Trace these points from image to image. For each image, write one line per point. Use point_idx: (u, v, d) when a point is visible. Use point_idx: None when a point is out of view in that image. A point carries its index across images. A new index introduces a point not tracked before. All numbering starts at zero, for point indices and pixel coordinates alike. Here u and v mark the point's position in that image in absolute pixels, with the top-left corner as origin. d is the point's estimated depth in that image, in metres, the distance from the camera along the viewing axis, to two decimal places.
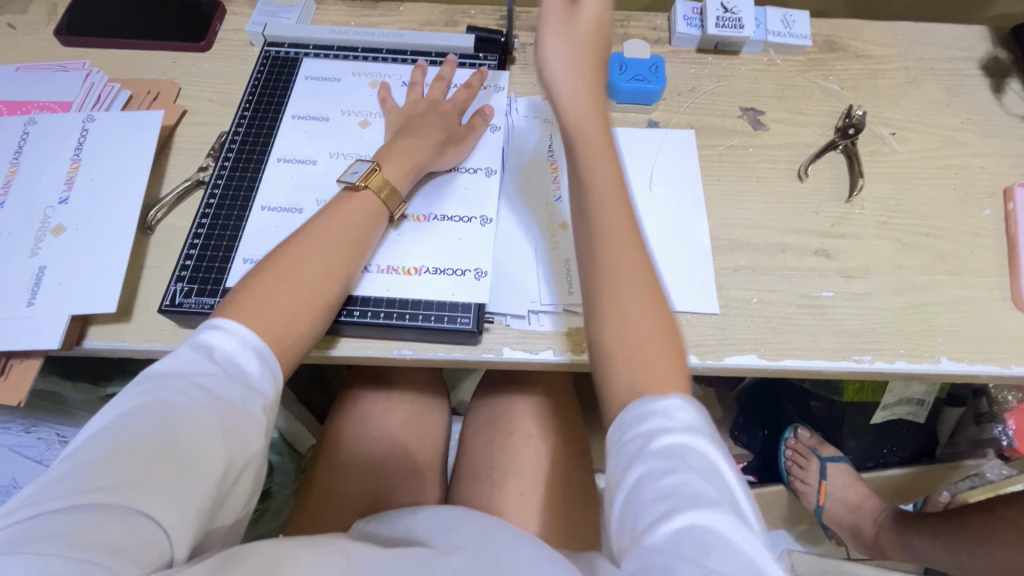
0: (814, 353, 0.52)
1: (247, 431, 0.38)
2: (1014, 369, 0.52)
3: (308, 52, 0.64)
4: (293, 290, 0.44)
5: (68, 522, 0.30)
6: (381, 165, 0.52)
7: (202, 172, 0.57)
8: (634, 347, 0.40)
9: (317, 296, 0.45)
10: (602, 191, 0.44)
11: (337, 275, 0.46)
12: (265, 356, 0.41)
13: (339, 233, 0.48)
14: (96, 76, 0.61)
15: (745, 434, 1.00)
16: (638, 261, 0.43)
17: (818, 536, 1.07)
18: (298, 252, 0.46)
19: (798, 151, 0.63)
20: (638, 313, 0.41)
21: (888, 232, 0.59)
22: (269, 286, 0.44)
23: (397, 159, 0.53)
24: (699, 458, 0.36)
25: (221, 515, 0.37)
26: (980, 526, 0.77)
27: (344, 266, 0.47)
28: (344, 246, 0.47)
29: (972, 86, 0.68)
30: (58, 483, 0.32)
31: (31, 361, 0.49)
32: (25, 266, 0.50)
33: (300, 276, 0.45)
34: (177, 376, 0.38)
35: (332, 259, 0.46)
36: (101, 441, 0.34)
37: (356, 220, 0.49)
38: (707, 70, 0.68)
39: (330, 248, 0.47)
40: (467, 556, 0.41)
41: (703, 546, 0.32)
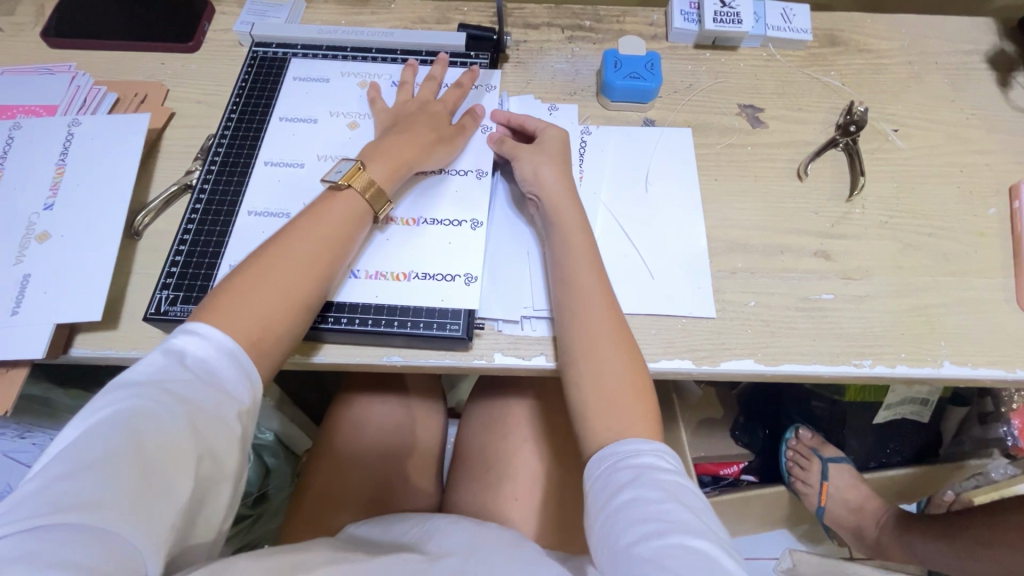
0: (813, 357, 0.51)
1: (221, 438, 0.38)
2: (1019, 372, 0.51)
3: (296, 52, 0.63)
4: (270, 291, 0.43)
5: (34, 543, 0.29)
6: (366, 164, 0.51)
7: (189, 177, 0.57)
8: (604, 385, 0.45)
9: (296, 296, 0.44)
10: (575, 259, 0.49)
11: (318, 274, 0.46)
12: (240, 360, 0.41)
13: (320, 232, 0.47)
14: (82, 79, 0.61)
15: (746, 435, 0.97)
16: (609, 318, 0.47)
17: (819, 536, 1.06)
18: (276, 253, 0.45)
19: (797, 149, 0.62)
20: (611, 370, 0.45)
21: (889, 232, 0.57)
22: (247, 289, 0.43)
23: (383, 159, 0.52)
24: (680, 488, 0.41)
25: (194, 526, 0.36)
26: (983, 530, 0.76)
27: (325, 264, 0.46)
28: (326, 245, 0.47)
29: (978, 80, 0.67)
30: (22, 502, 0.31)
31: (19, 370, 0.48)
32: (10, 274, 0.49)
33: (279, 277, 0.44)
34: (150, 386, 0.37)
35: (314, 257, 0.46)
36: (70, 457, 0.33)
37: (339, 219, 0.48)
38: (705, 66, 0.66)
39: (310, 248, 0.46)
40: (454, 560, 0.42)
41: (687, 558, 0.36)
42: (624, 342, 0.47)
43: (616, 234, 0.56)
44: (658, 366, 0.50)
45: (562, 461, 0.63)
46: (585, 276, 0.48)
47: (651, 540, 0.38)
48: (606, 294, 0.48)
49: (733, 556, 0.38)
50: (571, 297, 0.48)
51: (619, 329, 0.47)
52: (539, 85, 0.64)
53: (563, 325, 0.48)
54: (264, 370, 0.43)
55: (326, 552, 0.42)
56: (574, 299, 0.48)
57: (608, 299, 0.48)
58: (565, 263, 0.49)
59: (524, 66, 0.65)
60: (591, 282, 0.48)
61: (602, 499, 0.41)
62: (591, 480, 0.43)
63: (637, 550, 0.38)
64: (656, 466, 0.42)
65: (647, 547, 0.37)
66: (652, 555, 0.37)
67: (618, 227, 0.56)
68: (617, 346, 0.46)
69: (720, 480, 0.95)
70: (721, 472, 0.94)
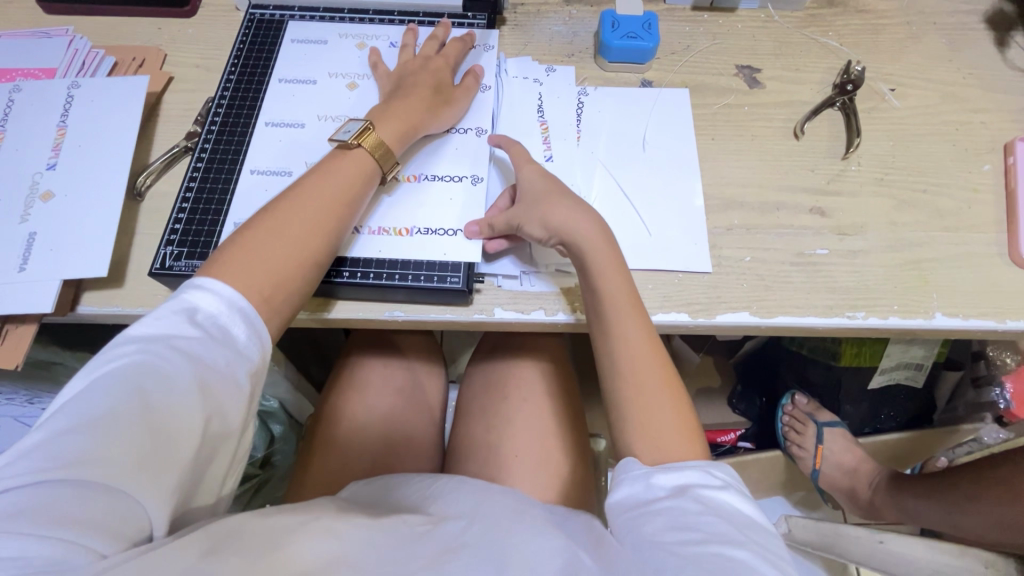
0: (807, 310, 0.52)
1: (229, 397, 0.38)
2: (1009, 323, 0.52)
3: (293, 14, 0.63)
4: (279, 251, 0.44)
5: (41, 496, 0.30)
6: (375, 125, 0.51)
7: (191, 139, 0.57)
8: (644, 400, 0.45)
9: (305, 255, 0.45)
10: (591, 244, 0.48)
11: (324, 233, 0.46)
12: (250, 317, 0.41)
13: (327, 193, 0.47)
14: (80, 42, 0.60)
15: (744, 403, 1.03)
16: (645, 337, 0.47)
17: (815, 502, 1.08)
18: (286, 215, 0.45)
19: (794, 109, 0.62)
20: (648, 394, 0.45)
21: (884, 189, 0.58)
22: (256, 246, 0.44)
23: (389, 119, 0.52)
24: (728, 506, 0.39)
25: (202, 482, 0.37)
26: (971, 485, 0.78)
27: (333, 225, 0.47)
28: (335, 205, 0.47)
29: (976, 40, 0.67)
30: (28, 454, 0.32)
31: (27, 327, 0.49)
32: (15, 232, 0.49)
33: (288, 237, 0.45)
34: (159, 341, 0.38)
35: (321, 217, 0.46)
36: (79, 410, 0.34)
37: (347, 177, 0.48)
38: (703, 28, 0.66)
39: (319, 209, 0.46)
40: (458, 524, 0.39)
41: (724, 569, 0.35)
42: (656, 367, 0.46)
43: (615, 194, 0.56)
44: (656, 319, 0.51)
45: (564, 418, 0.65)
46: (586, 234, 0.48)
47: (687, 545, 0.37)
48: (608, 245, 0.49)
49: (772, 567, 0.36)
50: (577, 258, 0.49)
51: (653, 349, 0.46)
52: (536, 47, 0.64)
53: (597, 336, 0.48)
54: (274, 328, 0.44)
55: (326, 511, 0.38)
56: (581, 256, 0.48)
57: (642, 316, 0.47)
58: (580, 248, 0.48)
59: (521, 28, 0.65)
60: (598, 255, 0.48)
61: (638, 502, 0.41)
62: (623, 481, 0.43)
63: (671, 551, 0.37)
64: (697, 480, 0.40)
65: (683, 552, 0.36)
66: (687, 559, 0.36)
67: (617, 187, 0.57)
68: (653, 369, 0.46)
69: (719, 446, 0.98)
70: (719, 439, 0.98)
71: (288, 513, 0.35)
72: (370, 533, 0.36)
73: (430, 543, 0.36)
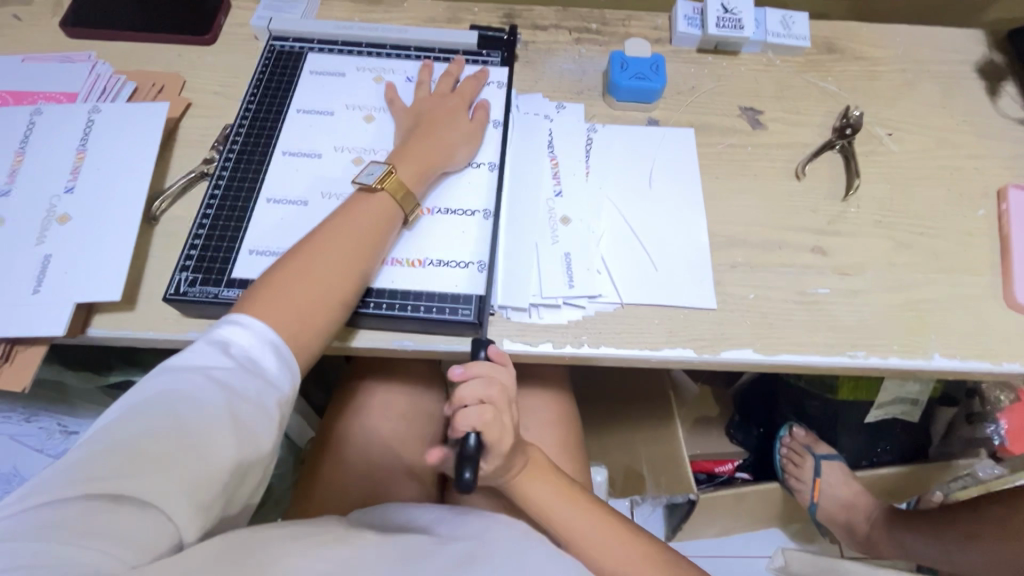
0: (809, 348, 0.53)
1: (260, 424, 0.39)
2: (1004, 365, 0.53)
3: (312, 47, 0.64)
4: (308, 289, 0.45)
5: (77, 510, 0.31)
6: (397, 167, 0.53)
7: (207, 165, 0.58)
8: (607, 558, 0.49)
9: (332, 294, 0.46)
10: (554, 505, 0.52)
11: (351, 271, 0.47)
12: (280, 350, 0.43)
13: (353, 232, 0.49)
14: (102, 67, 0.62)
15: (740, 433, 1.01)
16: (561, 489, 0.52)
17: (813, 535, 1.07)
18: (315, 255, 0.47)
19: (795, 150, 0.64)
20: (596, 548, 0.50)
21: (883, 230, 0.60)
22: (291, 283, 0.45)
23: (410, 161, 0.54)
24: None
25: (233, 504, 0.38)
26: (968, 521, 0.79)
27: (362, 267, 0.48)
28: (366, 246, 0.49)
29: (969, 88, 0.69)
30: (69, 469, 0.33)
31: (35, 350, 0.49)
32: (30, 254, 0.50)
33: (315, 276, 0.46)
34: (195, 370, 0.39)
35: (347, 257, 0.48)
36: (117, 430, 0.35)
37: (372, 219, 0.50)
38: (707, 70, 0.69)
39: (346, 248, 0.48)
40: (464, 546, 0.37)
41: None
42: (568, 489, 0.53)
43: (624, 232, 0.58)
44: (661, 354, 0.52)
45: (566, 449, 0.65)
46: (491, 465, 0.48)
47: None
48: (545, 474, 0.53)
49: None
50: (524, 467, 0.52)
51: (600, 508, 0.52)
52: (547, 83, 0.66)
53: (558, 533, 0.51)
54: (302, 364, 0.45)
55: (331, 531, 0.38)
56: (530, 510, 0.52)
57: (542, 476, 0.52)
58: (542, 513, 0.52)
59: (532, 65, 0.67)
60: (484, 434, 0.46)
61: None
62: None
63: None
64: None
65: None
66: None
67: (625, 223, 0.58)
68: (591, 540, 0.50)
69: (715, 477, 1.00)
70: (716, 470, 1.00)
71: (299, 530, 0.36)
72: (375, 544, 0.36)
73: (442, 557, 0.36)
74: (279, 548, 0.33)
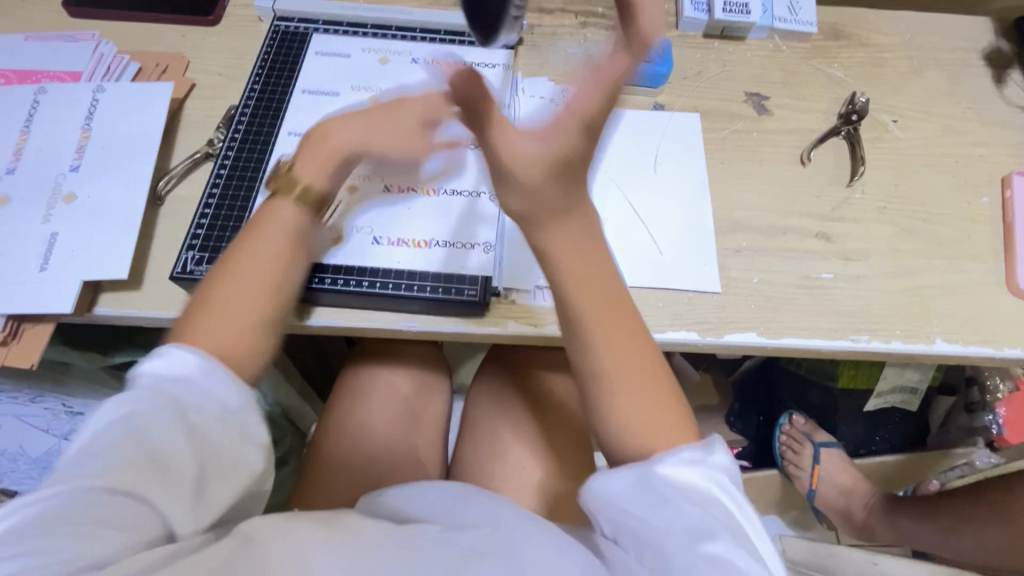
0: (813, 332, 0.53)
1: (226, 434, 0.36)
2: (1006, 351, 0.54)
3: (317, 27, 0.64)
4: (220, 320, 0.39)
5: (63, 505, 0.31)
6: (297, 163, 0.47)
7: (212, 145, 0.58)
8: (634, 410, 0.39)
9: (251, 316, 0.40)
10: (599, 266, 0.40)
11: (268, 289, 0.42)
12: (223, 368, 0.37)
13: (261, 246, 0.43)
14: (105, 47, 0.62)
15: (740, 421, 1.03)
16: (625, 322, 0.41)
17: (810, 523, 1.08)
18: (222, 278, 0.41)
19: (801, 136, 0.64)
20: (623, 390, 0.40)
21: (887, 217, 0.60)
22: (213, 322, 0.39)
23: (315, 152, 0.47)
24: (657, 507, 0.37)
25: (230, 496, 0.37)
26: (965, 505, 0.80)
27: (281, 280, 0.43)
28: (282, 257, 0.43)
29: (974, 75, 0.69)
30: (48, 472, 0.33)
31: (42, 327, 0.49)
32: (37, 233, 0.50)
33: (221, 304, 0.40)
34: (146, 384, 0.36)
35: (259, 274, 0.42)
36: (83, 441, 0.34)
37: (283, 228, 0.44)
38: (713, 55, 0.68)
39: (256, 263, 0.42)
40: (480, 532, 0.38)
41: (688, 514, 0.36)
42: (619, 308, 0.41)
43: (629, 216, 0.58)
44: (664, 337, 0.52)
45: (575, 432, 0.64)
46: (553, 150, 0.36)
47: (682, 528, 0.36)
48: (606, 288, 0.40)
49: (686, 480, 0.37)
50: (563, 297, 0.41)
51: (646, 360, 0.41)
52: (552, 67, 0.66)
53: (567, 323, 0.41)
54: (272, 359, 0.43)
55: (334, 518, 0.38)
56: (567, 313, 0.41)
57: (591, 233, 0.41)
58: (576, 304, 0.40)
59: (537, 49, 0.67)
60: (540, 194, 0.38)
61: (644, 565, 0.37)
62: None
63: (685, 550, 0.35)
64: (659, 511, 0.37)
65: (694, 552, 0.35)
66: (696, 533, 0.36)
67: (630, 207, 0.58)
68: (629, 387, 0.39)
69: None
70: None
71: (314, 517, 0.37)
72: (378, 536, 0.37)
73: (457, 548, 0.36)
74: (291, 540, 0.35)
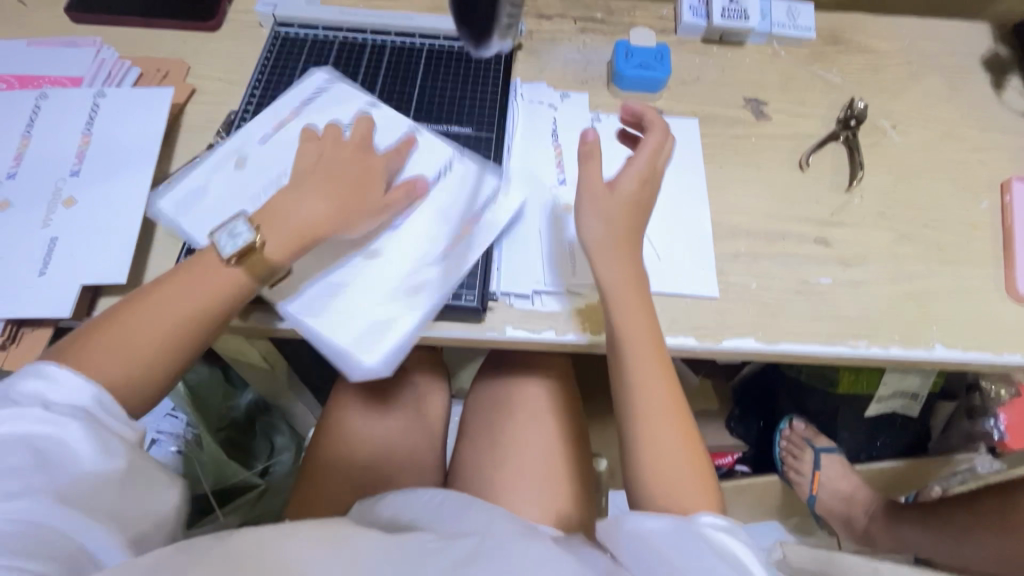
0: (811, 337, 0.53)
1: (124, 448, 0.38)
2: (1006, 356, 0.54)
3: (317, 34, 0.65)
4: (109, 365, 0.40)
5: None
6: (263, 240, 0.46)
7: (211, 150, 0.58)
8: (666, 469, 0.43)
9: (145, 367, 0.42)
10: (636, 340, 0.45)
11: (171, 346, 0.43)
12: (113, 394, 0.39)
13: (184, 304, 0.43)
14: (107, 52, 0.62)
15: (741, 426, 1.02)
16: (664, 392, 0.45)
17: (811, 529, 1.08)
18: (133, 323, 0.42)
19: (800, 141, 0.64)
20: (655, 452, 0.43)
21: (886, 222, 0.60)
22: (97, 351, 0.41)
23: (279, 227, 0.47)
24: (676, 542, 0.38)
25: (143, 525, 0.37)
26: (967, 511, 0.79)
27: (187, 336, 0.43)
28: (201, 317, 0.44)
29: (972, 81, 0.69)
30: None
31: (41, 331, 0.49)
32: (36, 237, 0.50)
33: (123, 350, 0.41)
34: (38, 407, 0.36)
35: (167, 330, 0.43)
36: None
37: (211, 294, 0.44)
38: (712, 61, 0.69)
39: (169, 318, 0.43)
40: (471, 540, 0.38)
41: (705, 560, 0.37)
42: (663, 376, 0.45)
43: None
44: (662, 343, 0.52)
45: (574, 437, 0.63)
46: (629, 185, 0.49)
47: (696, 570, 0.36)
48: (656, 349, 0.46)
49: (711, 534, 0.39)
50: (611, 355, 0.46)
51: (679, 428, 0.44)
52: (551, 73, 0.66)
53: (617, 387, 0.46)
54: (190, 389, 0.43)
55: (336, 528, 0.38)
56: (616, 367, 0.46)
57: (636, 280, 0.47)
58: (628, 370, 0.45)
59: (536, 54, 0.67)
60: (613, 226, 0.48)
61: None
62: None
63: None
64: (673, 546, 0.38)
65: None
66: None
67: None
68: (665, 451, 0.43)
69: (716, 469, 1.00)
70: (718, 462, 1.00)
71: (313, 526, 0.37)
72: (376, 547, 0.37)
73: (450, 553, 0.36)
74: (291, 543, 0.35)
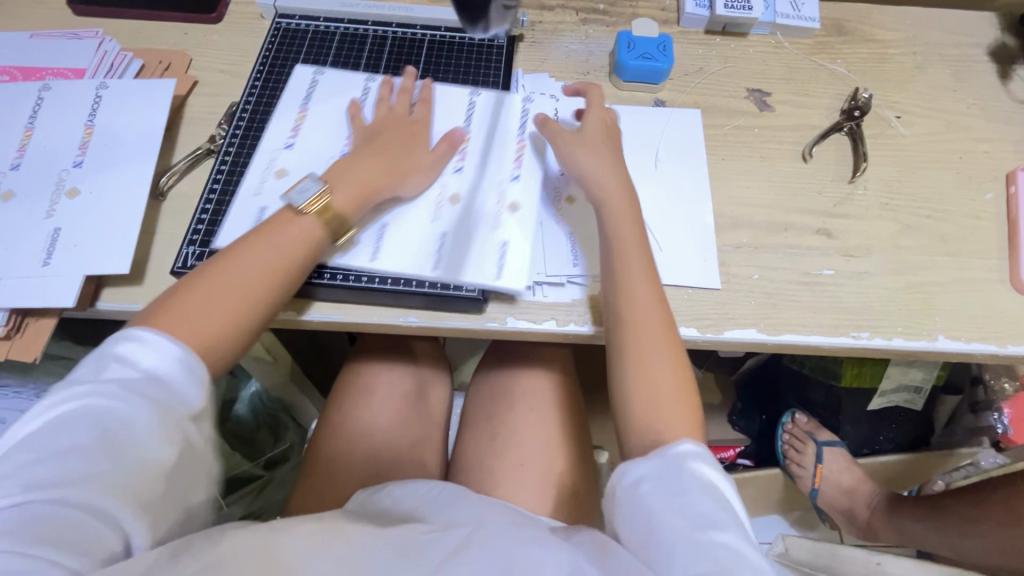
0: (813, 328, 0.53)
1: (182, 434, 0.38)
2: (1010, 348, 0.53)
3: (318, 25, 0.65)
4: (197, 316, 0.41)
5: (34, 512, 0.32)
6: (332, 190, 0.49)
7: (213, 141, 0.58)
8: (658, 411, 0.43)
9: (230, 322, 0.42)
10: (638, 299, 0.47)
11: (254, 302, 0.44)
12: (191, 366, 0.39)
13: (264, 257, 0.45)
14: (109, 44, 0.62)
15: (743, 420, 1.02)
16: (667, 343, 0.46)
17: (813, 522, 1.08)
18: (216, 282, 0.43)
19: (803, 132, 0.63)
20: (654, 396, 0.44)
21: (889, 213, 0.59)
22: (185, 308, 0.41)
23: (348, 184, 0.50)
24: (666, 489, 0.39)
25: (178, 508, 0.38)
26: (968, 505, 0.79)
27: (267, 290, 0.44)
28: (282, 268, 0.45)
29: (978, 71, 0.69)
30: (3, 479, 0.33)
31: (46, 321, 0.50)
32: (40, 227, 0.50)
33: (209, 306, 0.42)
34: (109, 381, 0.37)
35: (248, 284, 0.44)
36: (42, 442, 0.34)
37: (288, 252, 0.46)
38: (715, 51, 0.68)
39: (251, 272, 0.44)
40: (462, 531, 0.38)
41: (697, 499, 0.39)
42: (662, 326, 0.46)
43: None
44: None
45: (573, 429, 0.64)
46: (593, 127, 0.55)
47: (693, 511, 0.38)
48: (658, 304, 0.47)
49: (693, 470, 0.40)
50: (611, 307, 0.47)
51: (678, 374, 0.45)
52: (552, 64, 0.65)
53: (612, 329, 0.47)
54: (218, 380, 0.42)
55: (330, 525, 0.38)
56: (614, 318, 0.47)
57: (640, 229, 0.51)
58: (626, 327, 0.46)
59: (538, 45, 0.66)
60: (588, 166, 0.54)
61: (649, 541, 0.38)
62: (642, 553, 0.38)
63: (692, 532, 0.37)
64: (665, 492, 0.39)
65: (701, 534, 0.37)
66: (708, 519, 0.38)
67: None
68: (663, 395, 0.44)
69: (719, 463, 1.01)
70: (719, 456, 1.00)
71: (308, 523, 0.37)
72: (371, 542, 0.36)
73: (442, 544, 0.36)
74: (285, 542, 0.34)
